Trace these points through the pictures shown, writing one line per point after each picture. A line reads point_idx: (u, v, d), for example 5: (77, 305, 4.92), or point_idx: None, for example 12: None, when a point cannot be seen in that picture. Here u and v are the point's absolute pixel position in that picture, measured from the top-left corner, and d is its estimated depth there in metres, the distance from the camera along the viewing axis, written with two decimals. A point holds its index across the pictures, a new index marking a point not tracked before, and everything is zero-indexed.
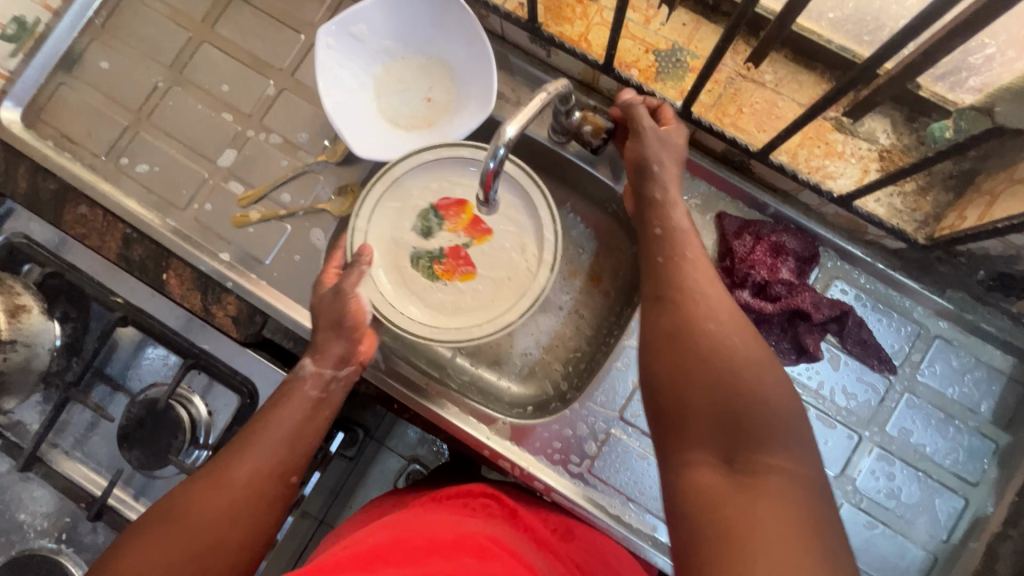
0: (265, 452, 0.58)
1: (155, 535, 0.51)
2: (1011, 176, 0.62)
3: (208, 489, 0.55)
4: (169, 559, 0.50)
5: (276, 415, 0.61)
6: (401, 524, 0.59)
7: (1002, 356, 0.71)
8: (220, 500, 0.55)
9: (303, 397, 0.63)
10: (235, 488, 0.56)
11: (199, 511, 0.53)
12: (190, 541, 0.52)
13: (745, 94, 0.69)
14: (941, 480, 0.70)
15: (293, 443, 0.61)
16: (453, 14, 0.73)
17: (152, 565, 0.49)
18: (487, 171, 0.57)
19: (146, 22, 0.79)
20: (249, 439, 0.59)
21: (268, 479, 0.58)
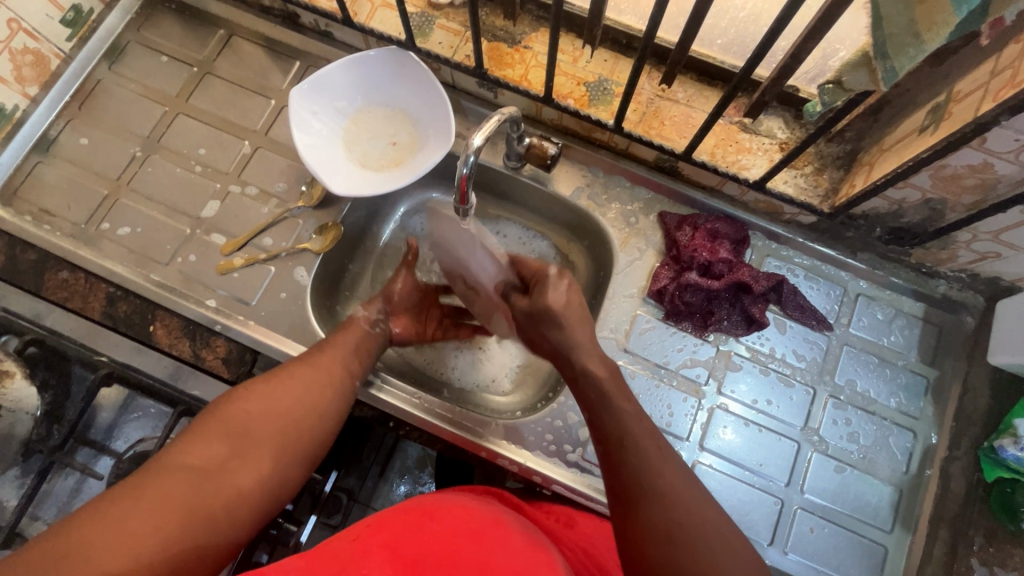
0: (343, 351, 0.72)
1: (258, 388, 0.63)
2: (881, 147, 0.70)
3: (300, 367, 0.67)
4: (276, 412, 0.62)
5: (345, 331, 0.75)
6: (420, 512, 0.59)
7: (916, 303, 0.82)
8: (306, 375, 0.66)
9: (365, 322, 0.78)
10: (322, 372, 0.67)
11: (298, 379, 0.65)
12: (289, 397, 0.63)
13: (664, 110, 0.81)
14: (891, 418, 0.79)
15: (361, 352, 0.74)
16: (410, 69, 0.83)
17: (257, 413, 0.61)
18: (461, 177, 0.63)
19: (123, 103, 0.90)
20: (328, 342, 0.72)
21: (344, 373, 0.70)
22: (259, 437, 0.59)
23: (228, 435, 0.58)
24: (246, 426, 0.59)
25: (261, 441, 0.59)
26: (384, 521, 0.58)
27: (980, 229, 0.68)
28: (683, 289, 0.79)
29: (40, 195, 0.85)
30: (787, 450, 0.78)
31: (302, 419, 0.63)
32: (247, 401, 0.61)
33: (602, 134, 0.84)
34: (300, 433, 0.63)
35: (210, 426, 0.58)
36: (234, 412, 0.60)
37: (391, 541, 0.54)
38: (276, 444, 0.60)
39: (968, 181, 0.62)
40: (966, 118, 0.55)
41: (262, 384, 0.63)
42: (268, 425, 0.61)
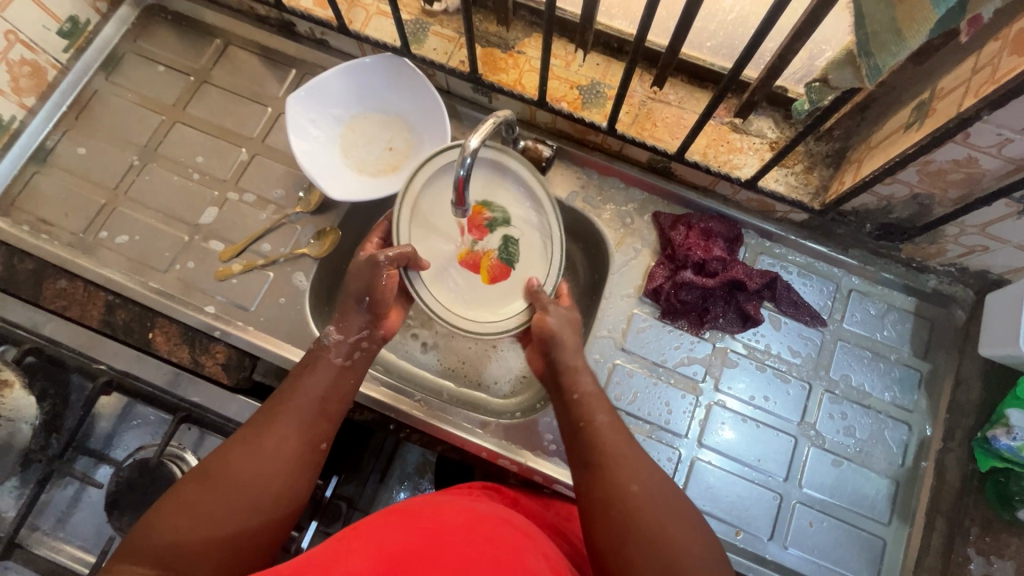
0: (301, 406, 0.65)
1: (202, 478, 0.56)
2: (869, 144, 0.72)
3: (244, 450, 0.60)
4: (220, 512, 0.55)
5: (299, 375, 0.67)
6: (407, 513, 0.58)
7: (907, 297, 0.84)
8: (259, 448, 0.60)
9: (329, 363, 0.69)
10: (271, 451, 0.60)
11: (241, 468, 0.58)
12: (235, 489, 0.57)
13: (657, 111, 0.82)
14: (886, 411, 0.80)
15: (323, 407, 0.67)
16: (405, 75, 0.84)
17: (196, 519, 0.53)
18: (458, 179, 0.63)
19: (120, 113, 0.91)
20: (278, 407, 0.64)
21: (300, 446, 0.63)
22: (221, 527, 0.54)
23: (162, 556, 0.51)
24: (185, 539, 0.52)
25: (205, 554, 0.52)
26: (368, 524, 0.56)
27: (966, 222, 0.69)
28: (678, 287, 0.80)
29: (38, 205, 0.85)
30: (785, 445, 0.78)
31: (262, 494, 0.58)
32: (193, 494, 0.55)
33: (596, 136, 0.85)
34: (258, 527, 0.56)
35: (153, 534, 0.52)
36: (165, 525, 0.52)
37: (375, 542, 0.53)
38: (224, 552, 0.53)
39: (953, 176, 0.63)
40: (950, 114, 0.57)
41: (196, 484, 0.56)
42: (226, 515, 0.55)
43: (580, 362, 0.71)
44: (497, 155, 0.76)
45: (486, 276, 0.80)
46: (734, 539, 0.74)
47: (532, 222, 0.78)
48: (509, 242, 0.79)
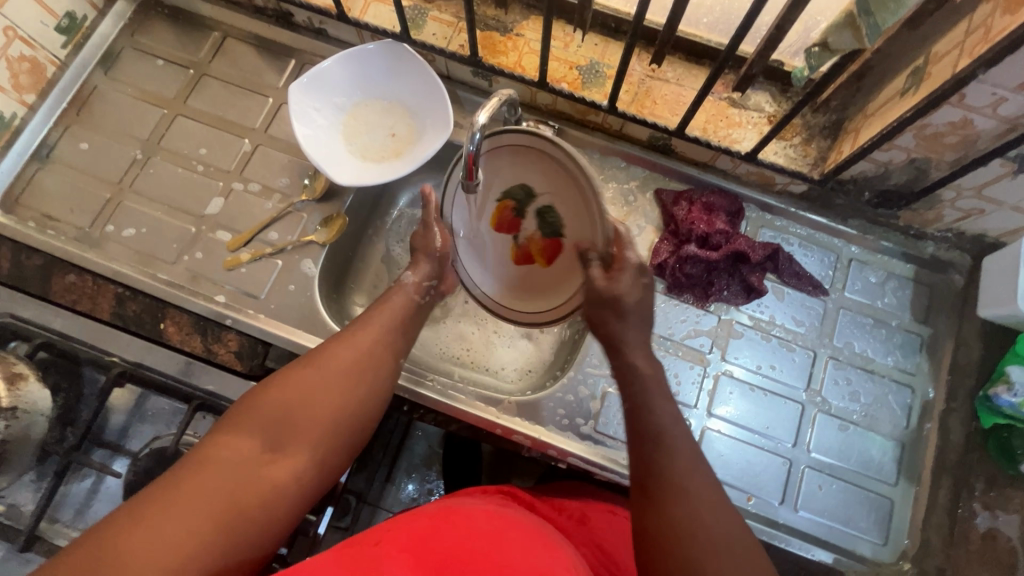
0: (382, 332, 0.68)
1: (296, 377, 0.59)
2: (866, 113, 0.73)
3: (335, 351, 0.63)
4: (314, 400, 0.58)
5: (383, 307, 0.72)
6: (438, 517, 0.56)
7: (907, 265, 0.85)
8: (348, 358, 0.63)
9: (407, 294, 0.74)
10: (358, 356, 0.64)
11: (334, 365, 0.62)
12: (328, 380, 0.60)
13: (656, 89, 0.84)
14: (889, 376, 0.81)
15: (403, 330, 0.71)
16: (406, 60, 0.85)
17: (295, 401, 0.57)
18: (467, 156, 0.65)
19: (121, 107, 0.91)
20: (365, 321, 0.69)
21: (385, 353, 0.66)
22: (315, 417, 0.57)
23: (267, 427, 0.55)
24: (286, 415, 0.56)
25: (303, 430, 0.56)
26: (398, 530, 0.54)
27: (962, 185, 0.71)
28: (683, 261, 0.82)
29: (42, 201, 0.85)
30: (792, 412, 0.80)
31: (346, 402, 0.60)
32: (282, 392, 0.58)
33: (597, 116, 0.86)
34: (346, 420, 0.60)
35: (247, 421, 0.55)
36: (269, 402, 0.57)
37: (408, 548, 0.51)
38: (318, 437, 0.57)
39: (949, 139, 0.65)
40: (945, 76, 0.59)
41: (296, 371, 0.60)
42: (312, 414, 0.57)
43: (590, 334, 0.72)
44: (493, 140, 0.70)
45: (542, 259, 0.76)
46: (746, 504, 0.75)
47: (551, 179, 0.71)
48: (546, 215, 0.73)
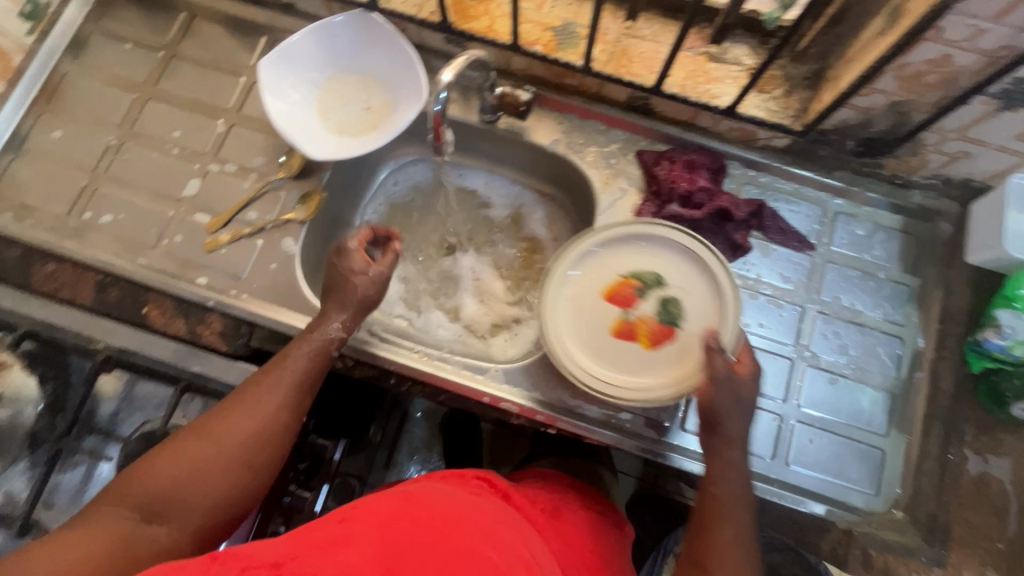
0: (288, 390, 0.65)
1: (192, 446, 0.58)
2: (845, 59, 0.71)
3: (236, 414, 0.61)
4: (207, 470, 0.57)
5: (287, 363, 0.66)
6: (409, 496, 0.58)
7: (893, 216, 0.84)
8: (242, 429, 0.61)
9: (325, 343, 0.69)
10: (258, 420, 0.62)
11: (231, 432, 0.60)
12: (222, 449, 0.59)
13: (632, 47, 0.82)
14: (878, 328, 0.81)
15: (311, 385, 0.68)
16: (376, 30, 0.83)
17: (185, 471, 0.57)
18: (434, 115, 0.65)
19: (92, 93, 0.90)
20: (271, 375, 0.65)
21: (287, 417, 0.64)
22: (206, 488, 0.57)
23: (152, 500, 0.54)
24: (174, 487, 0.56)
25: (190, 502, 0.56)
26: (368, 505, 0.56)
27: (945, 128, 0.69)
28: (666, 221, 0.81)
29: (17, 192, 0.85)
30: (781, 367, 0.80)
31: (235, 476, 0.59)
32: (171, 463, 0.57)
33: (573, 79, 0.84)
34: (237, 489, 0.59)
35: (132, 490, 0.55)
36: (156, 472, 0.56)
37: (377, 522, 0.53)
38: (207, 510, 0.57)
39: (929, 77, 0.63)
40: (921, 11, 0.57)
41: (192, 437, 0.59)
42: (199, 488, 0.57)
43: None
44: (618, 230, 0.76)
45: (646, 340, 0.73)
46: None
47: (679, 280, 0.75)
48: (667, 301, 0.74)
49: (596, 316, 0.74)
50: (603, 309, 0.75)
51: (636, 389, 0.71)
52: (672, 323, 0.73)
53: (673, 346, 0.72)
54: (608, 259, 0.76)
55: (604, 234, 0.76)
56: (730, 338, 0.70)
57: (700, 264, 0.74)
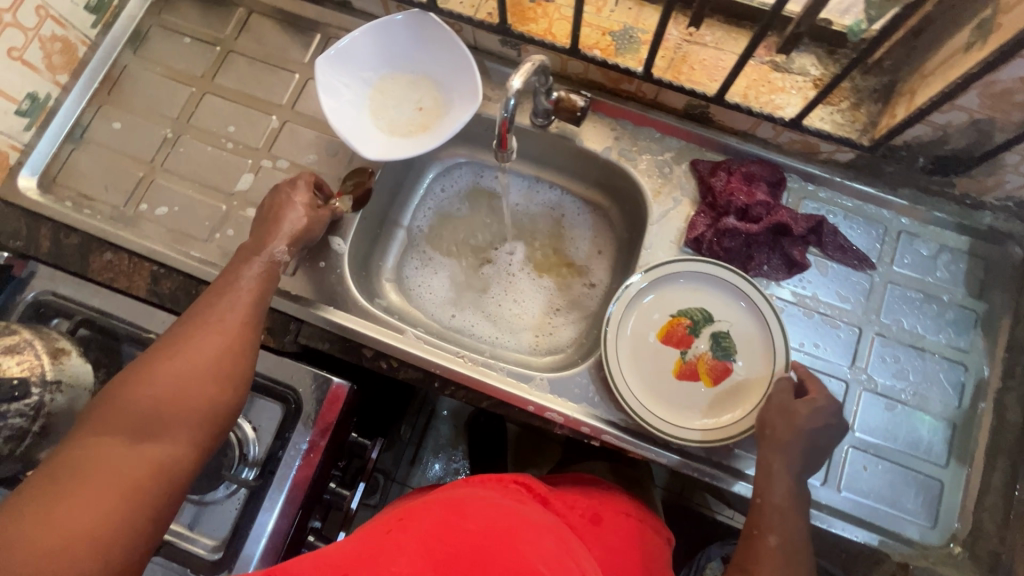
0: (241, 304, 0.65)
1: (158, 367, 0.56)
2: (922, 73, 0.68)
3: (199, 330, 0.60)
4: (185, 382, 0.56)
5: (228, 286, 0.66)
6: (454, 505, 0.56)
7: (961, 237, 0.80)
8: (210, 339, 0.60)
9: (265, 259, 0.70)
10: (223, 332, 0.61)
11: (201, 346, 0.59)
12: (195, 366, 0.58)
13: (693, 54, 0.80)
14: (940, 354, 0.78)
15: (262, 297, 0.68)
16: (433, 31, 0.82)
17: (163, 390, 0.55)
18: (502, 123, 0.64)
19: (150, 86, 0.91)
20: (222, 293, 0.65)
21: (250, 328, 0.64)
22: (194, 402, 0.56)
23: (136, 422, 0.53)
24: (158, 407, 0.54)
25: (178, 417, 0.55)
26: (416, 517, 0.55)
27: None
28: (721, 234, 0.79)
29: (78, 181, 0.87)
30: (836, 390, 0.77)
31: (211, 388, 0.58)
32: (145, 386, 0.55)
33: (630, 85, 0.83)
34: (222, 399, 0.59)
35: (112, 416, 0.53)
36: (132, 397, 0.54)
37: (424, 536, 0.51)
38: (197, 423, 0.56)
39: (1019, 96, 0.60)
40: (1018, 27, 0.54)
41: (160, 358, 0.57)
42: (177, 403, 0.55)
43: None
44: (685, 268, 0.78)
45: (707, 379, 0.77)
46: None
47: (736, 316, 0.78)
48: (722, 339, 0.77)
49: (662, 359, 0.78)
50: (661, 351, 0.78)
51: (714, 430, 0.73)
52: (730, 359, 0.77)
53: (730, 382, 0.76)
54: (662, 301, 0.79)
55: (666, 270, 0.79)
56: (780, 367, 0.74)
57: (750, 305, 0.77)
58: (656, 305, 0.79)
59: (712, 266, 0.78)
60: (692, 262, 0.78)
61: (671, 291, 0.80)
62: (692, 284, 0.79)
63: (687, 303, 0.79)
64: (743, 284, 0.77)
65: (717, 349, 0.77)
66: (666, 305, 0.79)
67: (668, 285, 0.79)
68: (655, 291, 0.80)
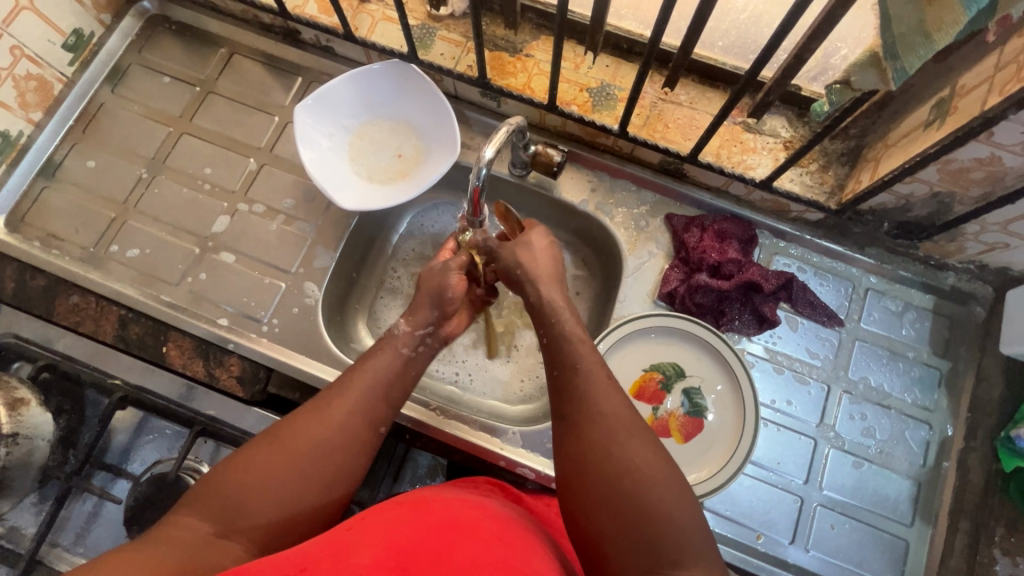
0: (362, 399, 0.60)
1: (259, 453, 0.54)
2: (886, 142, 0.70)
3: (310, 422, 0.57)
4: (281, 477, 0.53)
5: (368, 366, 0.63)
6: (416, 505, 0.55)
7: (926, 296, 0.82)
8: (316, 435, 0.56)
9: (399, 348, 0.66)
10: (331, 428, 0.57)
11: (305, 439, 0.55)
12: (293, 463, 0.54)
13: (668, 113, 0.81)
14: (907, 412, 0.79)
15: (389, 393, 0.63)
16: (414, 81, 0.83)
17: (258, 483, 0.52)
18: (473, 189, 0.64)
19: (126, 125, 0.90)
20: (349, 381, 0.61)
21: (365, 425, 0.59)
22: (282, 504, 0.52)
23: (223, 510, 0.51)
24: (245, 499, 0.51)
25: (261, 513, 0.51)
26: (375, 516, 0.53)
27: (987, 220, 0.68)
28: (694, 290, 0.80)
29: (47, 221, 0.85)
30: (805, 447, 0.78)
31: (306, 491, 0.54)
32: (242, 476, 0.52)
33: (606, 139, 0.84)
34: (313, 500, 0.54)
35: (205, 499, 0.51)
36: (229, 482, 0.52)
37: (387, 530, 0.50)
38: (277, 524, 0.52)
39: (975, 174, 0.62)
40: (972, 112, 0.56)
41: (264, 445, 0.55)
42: (270, 498, 0.52)
43: (543, 308, 0.68)
44: (666, 320, 0.79)
45: (678, 435, 0.77)
46: (755, 543, 0.74)
47: (707, 368, 0.79)
48: (693, 395, 0.78)
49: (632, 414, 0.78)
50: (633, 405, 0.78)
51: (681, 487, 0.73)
52: (700, 414, 0.78)
53: (703, 437, 0.77)
54: (636, 354, 0.80)
55: (641, 323, 0.79)
56: (751, 420, 0.74)
57: (721, 360, 0.78)
58: (631, 358, 0.80)
59: (683, 319, 0.79)
60: (669, 313, 0.79)
61: (647, 345, 0.81)
62: (667, 336, 0.81)
63: (661, 356, 0.80)
64: (714, 338, 0.78)
65: (687, 401, 0.78)
66: (638, 358, 0.80)
67: (641, 339, 0.81)
68: (629, 346, 0.80)
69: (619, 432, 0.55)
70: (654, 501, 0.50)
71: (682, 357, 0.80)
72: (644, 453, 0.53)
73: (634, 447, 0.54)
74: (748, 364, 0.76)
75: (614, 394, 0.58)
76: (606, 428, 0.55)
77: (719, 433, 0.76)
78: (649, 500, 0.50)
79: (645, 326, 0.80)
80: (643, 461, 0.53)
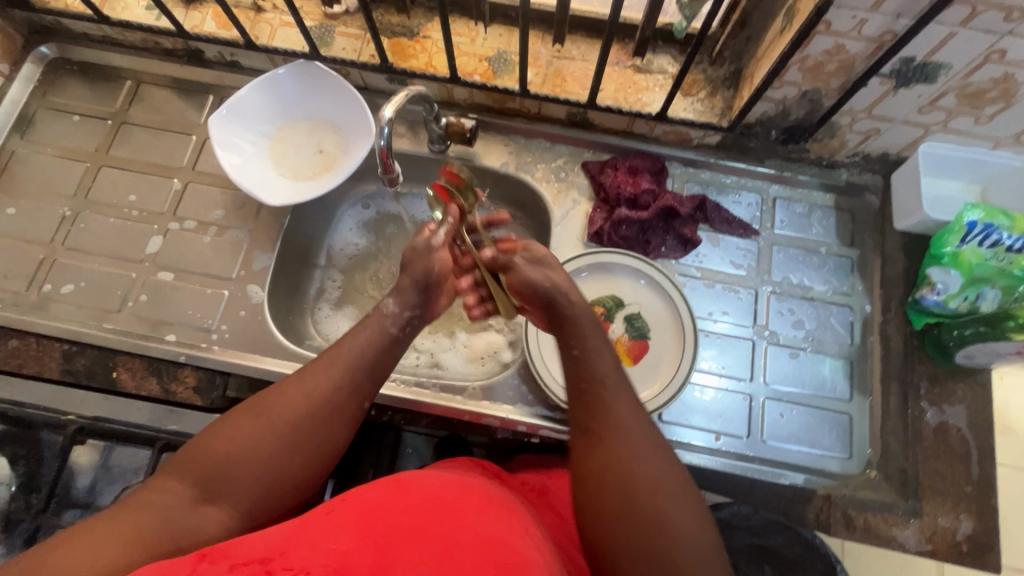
0: (345, 371, 0.59)
1: (244, 424, 0.54)
2: (756, 57, 0.78)
3: (293, 395, 0.56)
4: (262, 446, 0.53)
5: (354, 338, 0.62)
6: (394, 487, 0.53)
7: (827, 194, 0.90)
8: (297, 408, 0.56)
9: (381, 322, 0.64)
10: (312, 399, 0.56)
11: (287, 411, 0.55)
12: (273, 432, 0.54)
13: (564, 68, 0.87)
14: (829, 299, 0.86)
15: (374, 366, 0.62)
16: (321, 78, 0.87)
17: (240, 448, 0.53)
18: (381, 151, 0.68)
19: (42, 167, 0.90)
20: (333, 353, 0.61)
21: (347, 398, 0.59)
22: (264, 471, 0.53)
23: (205, 476, 0.52)
24: (226, 464, 0.52)
25: (242, 479, 0.52)
26: (358, 494, 0.52)
27: (854, 109, 0.76)
28: (617, 225, 0.85)
29: None
30: (745, 349, 0.83)
31: (286, 460, 0.54)
32: (225, 442, 0.53)
33: (513, 102, 0.89)
34: (295, 471, 0.54)
35: (189, 463, 0.53)
36: (212, 448, 0.53)
37: (364, 517, 0.48)
38: (258, 491, 0.53)
39: (830, 66, 0.70)
40: (809, 8, 0.64)
41: (247, 414, 0.55)
42: (253, 467, 0.53)
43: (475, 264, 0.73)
44: (599, 258, 0.84)
45: (628, 358, 0.81)
46: (716, 444, 0.78)
47: (644, 296, 0.84)
48: (634, 320, 0.83)
49: None
50: None
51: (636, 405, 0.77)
52: (644, 336, 0.82)
53: (650, 356, 0.81)
54: None
55: (576, 264, 0.84)
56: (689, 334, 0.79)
57: (654, 285, 0.84)
58: None
59: (614, 254, 0.84)
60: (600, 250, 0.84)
61: (586, 283, 0.85)
62: (603, 273, 0.85)
63: (600, 291, 0.85)
64: (646, 266, 0.83)
65: (629, 327, 0.83)
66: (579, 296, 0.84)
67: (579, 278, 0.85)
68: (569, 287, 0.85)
69: (644, 445, 0.55)
70: (672, 520, 0.51)
71: (619, 289, 0.85)
72: (667, 472, 0.53)
73: (656, 463, 0.54)
74: (680, 284, 0.82)
75: (636, 408, 0.58)
76: (629, 442, 0.55)
77: (663, 352, 0.81)
78: (669, 515, 0.51)
79: (580, 266, 0.84)
80: (666, 479, 0.53)
